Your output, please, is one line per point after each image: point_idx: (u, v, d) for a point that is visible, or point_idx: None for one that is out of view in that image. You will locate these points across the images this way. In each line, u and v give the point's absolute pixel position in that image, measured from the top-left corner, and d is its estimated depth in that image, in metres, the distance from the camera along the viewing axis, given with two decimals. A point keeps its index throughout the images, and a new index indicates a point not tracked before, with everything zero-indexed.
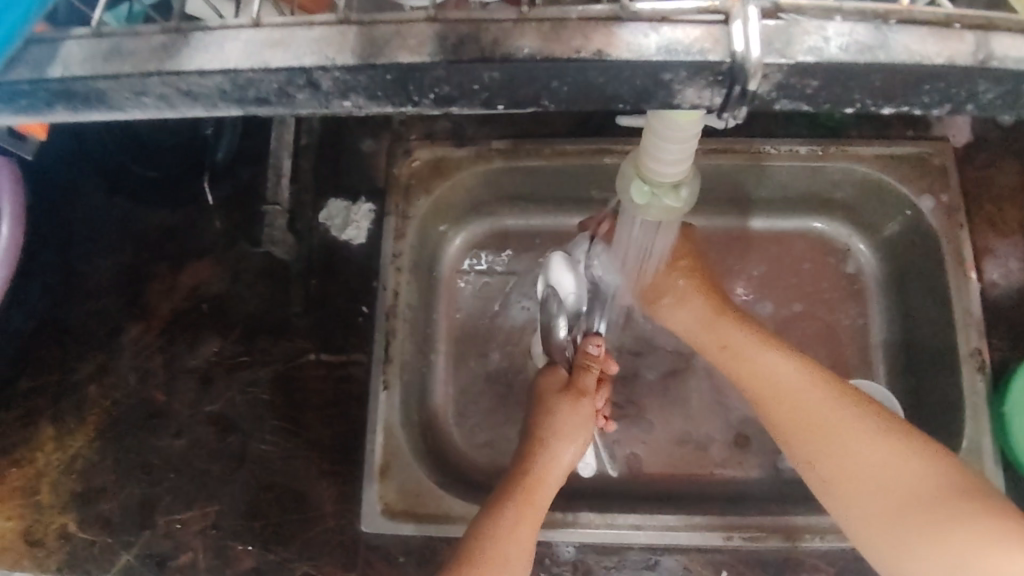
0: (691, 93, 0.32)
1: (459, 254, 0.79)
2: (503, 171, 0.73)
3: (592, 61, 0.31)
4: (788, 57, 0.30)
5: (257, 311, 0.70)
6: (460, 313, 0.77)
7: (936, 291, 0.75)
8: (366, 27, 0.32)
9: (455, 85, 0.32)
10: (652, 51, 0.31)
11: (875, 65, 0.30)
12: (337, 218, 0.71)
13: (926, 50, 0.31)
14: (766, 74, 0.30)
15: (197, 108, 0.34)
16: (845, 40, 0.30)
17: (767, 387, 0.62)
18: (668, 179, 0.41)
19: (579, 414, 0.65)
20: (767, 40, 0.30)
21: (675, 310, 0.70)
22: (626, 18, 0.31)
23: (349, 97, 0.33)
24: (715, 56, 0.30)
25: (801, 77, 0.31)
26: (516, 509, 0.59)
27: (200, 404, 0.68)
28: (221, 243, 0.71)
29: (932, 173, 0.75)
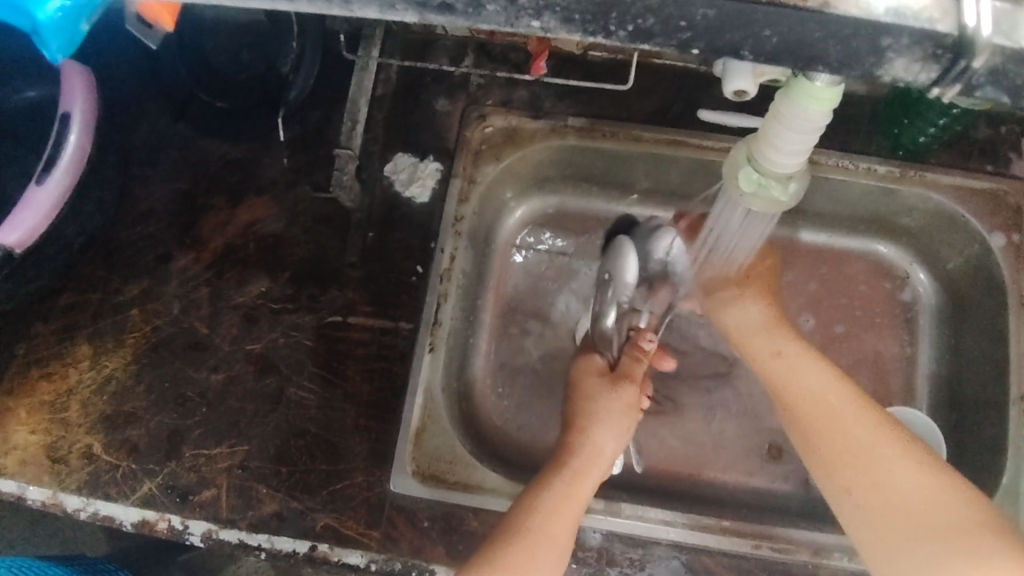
0: (901, 64, 0.30)
1: (517, 227, 0.78)
2: (576, 148, 0.72)
3: (812, 16, 0.29)
4: (1016, 40, 0.28)
5: (310, 256, 0.69)
6: (509, 287, 0.77)
7: (995, 329, 0.73)
8: None
9: (661, 19, 0.30)
10: (880, 12, 0.28)
11: None
12: (403, 173, 0.70)
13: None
14: (990, 56, 0.28)
15: (371, 7, 0.31)
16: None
17: (808, 401, 0.60)
18: (783, 169, 0.40)
19: (621, 401, 0.65)
20: (997, 20, 0.28)
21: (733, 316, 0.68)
22: None
23: (542, 17, 0.30)
24: (943, 27, 0.28)
25: (1019, 64, 0.28)
26: (557, 494, 0.57)
27: (242, 341, 0.67)
28: (283, 183, 0.70)
29: (1006, 211, 0.73)
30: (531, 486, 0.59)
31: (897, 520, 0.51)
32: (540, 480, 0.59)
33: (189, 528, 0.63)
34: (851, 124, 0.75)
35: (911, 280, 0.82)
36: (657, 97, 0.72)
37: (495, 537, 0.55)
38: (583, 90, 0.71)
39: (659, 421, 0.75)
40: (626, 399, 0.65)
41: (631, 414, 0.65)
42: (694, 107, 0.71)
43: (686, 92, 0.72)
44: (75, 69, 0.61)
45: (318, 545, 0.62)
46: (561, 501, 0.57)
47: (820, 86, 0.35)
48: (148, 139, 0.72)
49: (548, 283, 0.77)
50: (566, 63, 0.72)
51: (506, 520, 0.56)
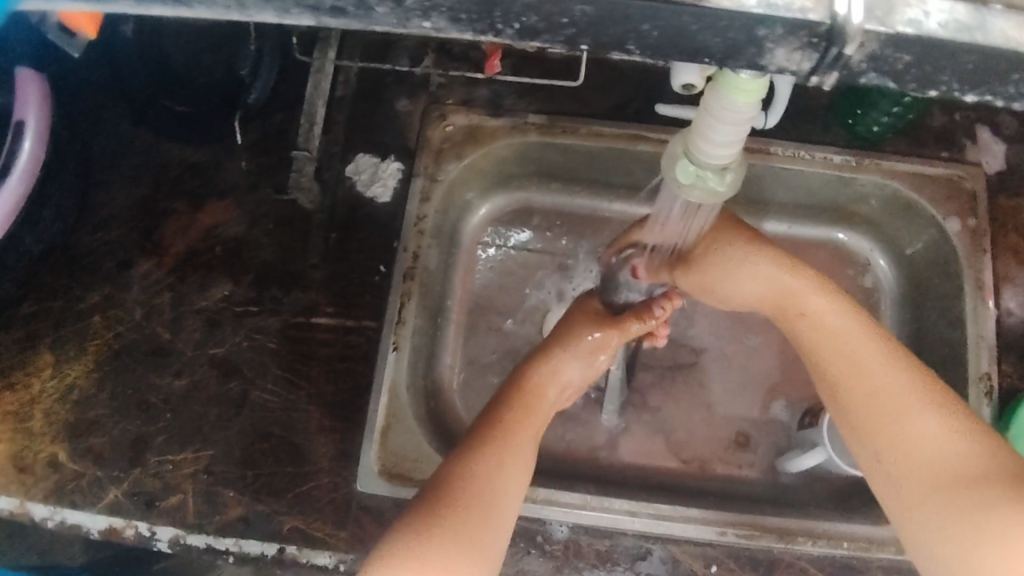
0: (782, 54, 0.30)
1: (482, 225, 0.78)
2: (536, 146, 0.72)
3: (687, 7, 0.28)
4: (886, 26, 0.28)
5: (272, 259, 0.69)
6: (475, 285, 0.77)
7: (950, 312, 0.75)
8: None
9: (544, 16, 0.30)
10: (752, 3, 0.28)
11: (971, 46, 0.28)
12: (364, 173, 0.70)
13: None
14: (863, 42, 0.28)
15: (269, 13, 0.30)
16: (946, 17, 0.28)
17: (821, 337, 0.57)
18: (717, 161, 0.41)
19: (599, 340, 0.64)
20: (871, 6, 0.28)
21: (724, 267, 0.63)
22: None
23: (431, 18, 0.30)
24: (815, 16, 0.28)
25: (895, 49, 0.29)
26: (509, 435, 0.57)
27: (205, 346, 0.67)
28: (244, 186, 0.71)
29: (962, 196, 0.75)
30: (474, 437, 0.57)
31: (918, 488, 0.49)
32: (497, 412, 0.59)
33: (156, 534, 0.63)
34: (806, 116, 0.76)
35: (873, 267, 0.83)
36: (618, 93, 0.73)
37: (438, 476, 0.54)
38: (543, 87, 0.72)
39: (626, 412, 0.76)
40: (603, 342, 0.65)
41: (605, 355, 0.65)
42: (652, 102, 0.72)
43: (644, 87, 0.73)
44: (30, 76, 0.61)
45: (286, 547, 0.62)
46: (511, 429, 0.57)
47: (745, 77, 0.35)
48: (108, 147, 0.72)
49: (513, 279, 0.78)
50: (524, 61, 0.73)
51: (458, 452, 0.56)
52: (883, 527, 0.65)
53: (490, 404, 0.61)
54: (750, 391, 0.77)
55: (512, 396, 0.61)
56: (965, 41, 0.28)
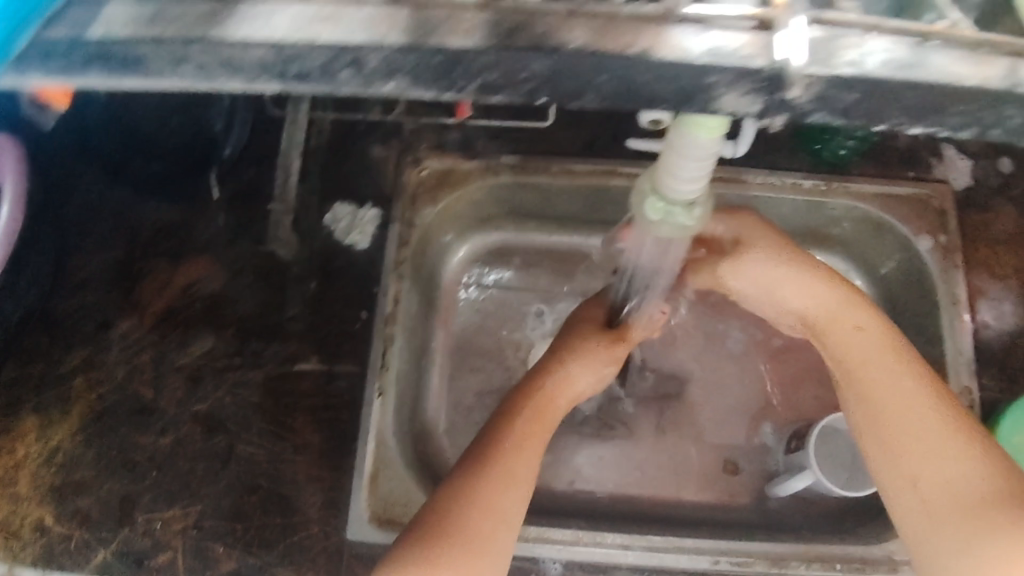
0: (732, 99, 0.30)
1: (461, 267, 0.79)
2: (510, 185, 0.73)
3: (638, 60, 0.29)
4: (828, 70, 0.29)
5: (252, 313, 0.69)
6: (458, 326, 0.78)
7: (927, 328, 0.76)
8: (417, 9, 0.30)
9: (503, 73, 0.30)
10: (699, 54, 0.29)
11: (910, 83, 0.30)
12: (343, 222, 0.71)
13: (962, 74, 0.30)
14: (808, 84, 0.30)
15: (236, 81, 0.31)
16: (886, 57, 0.29)
17: (851, 356, 0.58)
18: (686, 197, 0.42)
19: (610, 353, 0.63)
20: (812, 50, 0.29)
21: (770, 283, 0.62)
22: (677, 19, 0.30)
23: (393, 79, 0.31)
24: (760, 63, 0.29)
25: (840, 89, 0.30)
26: (512, 448, 0.57)
27: (188, 403, 0.67)
28: (221, 241, 0.71)
29: (930, 214, 0.77)
30: (470, 464, 0.56)
31: (945, 507, 0.50)
32: (505, 422, 0.59)
33: None
34: (774, 143, 0.78)
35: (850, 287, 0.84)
36: (587, 130, 0.74)
37: (427, 511, 0.54)
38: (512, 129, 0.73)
39: (614, 445, 0.76)
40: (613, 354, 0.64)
41: (615, 366, 0.64)
42: (623, 137, 0.74)
43: (613, 122, 0.74)
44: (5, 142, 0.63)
45: None
46: (516, 442, 0.57)
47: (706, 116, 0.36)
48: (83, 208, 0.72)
49: (495, 318, 0.78)
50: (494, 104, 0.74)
51: (460, 470, 0.56)
52: (875, 546, 0.66)
53: (499, 410, 0.61)
54: (736, 417, 0.77)
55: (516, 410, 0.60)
56: (906, 79, 0.29)
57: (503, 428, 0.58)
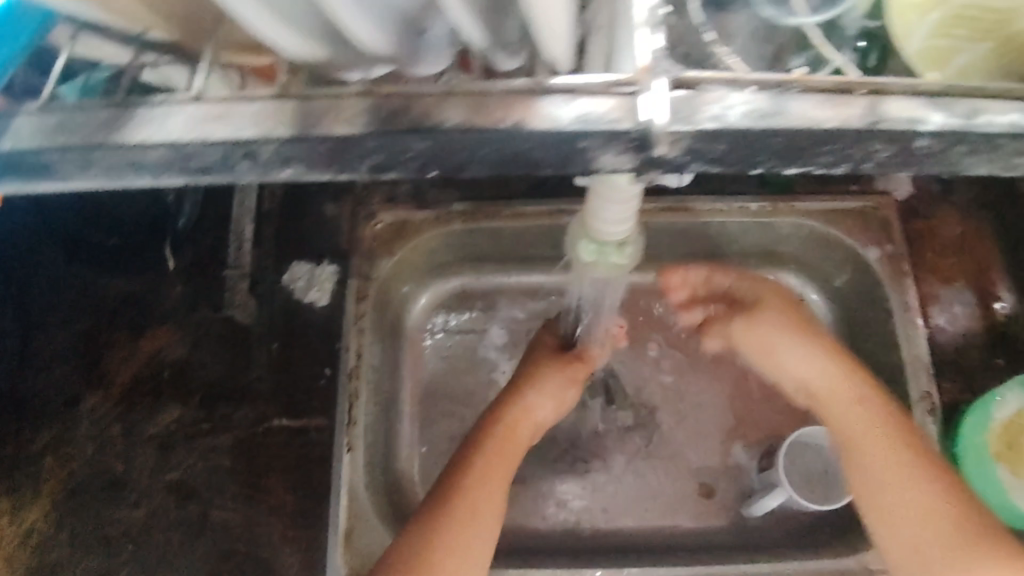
0: (608, 158, 0.32)
1: (424, 314, 0.80)
2: (462, 232, 0.75)
3: (510, 130, 0.31)
4: (695, 125, 0.31)
5: (217, 378, 0.70)
6: (425, 372, 0.79)
7: (884, 337, 0.78)
8: (303, 101, 0.32)
9: (389, 154, 0.32)
10: (567, 122, 0.31)
11: (772, 131, 0.31)
12: (302, 279, 0.72)
13: (824, 115, 0.32)
14: (675, 140, 0.31)
15: (143, 177, 0.33)
16: (747, 108, 0.31)
17: (862, 439, 0.62)
18: (615, 238, 0.43)
19: (565, 375, 0.68)
20: (674, 109, 0.31)
21: (770, 349, 0.67)
22: (543, 91, 0.32)
23: (289, 166, 0.33)
24: (625, 125, 0.31)
25: (710, 142, 0.31)
26: (478, 486, 0.61)
27: (159, 472, 0.67)
28: (181, 309, 0.72)
29: (875, 225, 0.79)
30: (432, 505, 0.60)
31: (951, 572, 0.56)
32: (468, 458, 0.63)
33: None
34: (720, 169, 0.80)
35: (809, 302, 0.86)
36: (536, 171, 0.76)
37: (398, 549, 0.57)
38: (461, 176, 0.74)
39: (589, 478, 0.77)
40: (575, 373, 0.69)
41: (574, 388, 0.69)
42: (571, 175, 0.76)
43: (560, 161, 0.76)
44: None
45: None
46: (480, 480, 0.61)
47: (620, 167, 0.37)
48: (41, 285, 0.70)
49: (462, 362, 0.79)
50: None
51: (427, 506, 0.60)
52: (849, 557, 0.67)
53: (464, 443, 0.65)
54: (707, 439, 0.78)
55: (484, 444, 0.64)
56: (772, 126, 0.31)
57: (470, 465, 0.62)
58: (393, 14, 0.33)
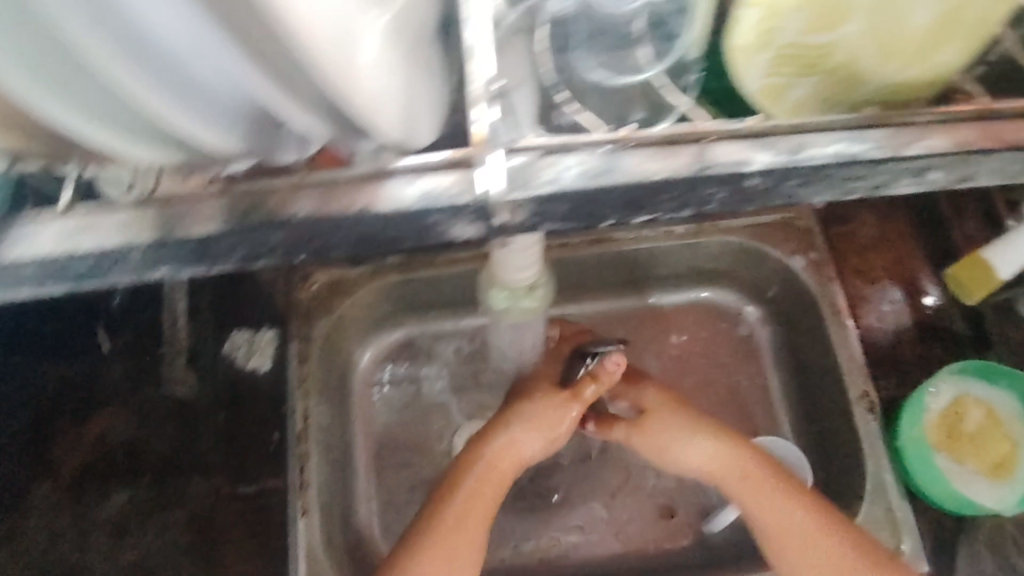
0: (459, 229, 0.35)
1: (370, 368, 0.81)
2: (399, 283, 0.77)
3: (365, 213, 0.34)
4: (531, 191, 0.34)
5: (170, 454, 0.65)
6: (377, 426, 0.79)
7: (818, 342, 0.81)
8: (164, 206, 0.34)
9: (252, 247, 0.35)
10: (412, 200, 0.34)
11: (606, 187, 0.34)
12: (241, 348, 0.72)
13: (653, 167, 0.34)
14: (513, 206, 0.34)
15: (21, 289, 0.34)
16: (579, 169, 0.34)
17: (770, 516, 0.66)
18: (524, 284, 0.45)
19: (556, 415, 0.68)
20: (510, 178, 0.34)
21: (666, 444, 0.71)
22: (391, 174, 0.35)
23: (159, 268, 0.35)
24: (464, 199, 0.34)
25: (549, 204, 0.34)
26: (455, 524, 0.63)
27: (113, 560, 0.60)
28: (123, 387, 0.65)
29: (797, 234, 0.82)
30: (405, 544, 0.63)
31: None
32: (461, 481, 0.65)
33: None
34: None
35: (746, 315, 0.88)
36: None
37: None
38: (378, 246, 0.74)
39: (549, 514, 0.78)
40: (565, 417, 0.68)
41: (564, 429, 0.68)
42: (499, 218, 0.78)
43: None
44: None
45: None
46: (469, 510, 0.64)
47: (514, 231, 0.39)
48: None
49: (412, 412, 0.80)
50: None
51: (402, 545, 0.63)
52: None
53: (461, 457, 0.67)
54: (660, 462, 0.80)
55: (460, 479, 0.66)
56: (605, 182, 0.34)
57: (445, 503, 0.64)
58: (253, 117, 0.33)
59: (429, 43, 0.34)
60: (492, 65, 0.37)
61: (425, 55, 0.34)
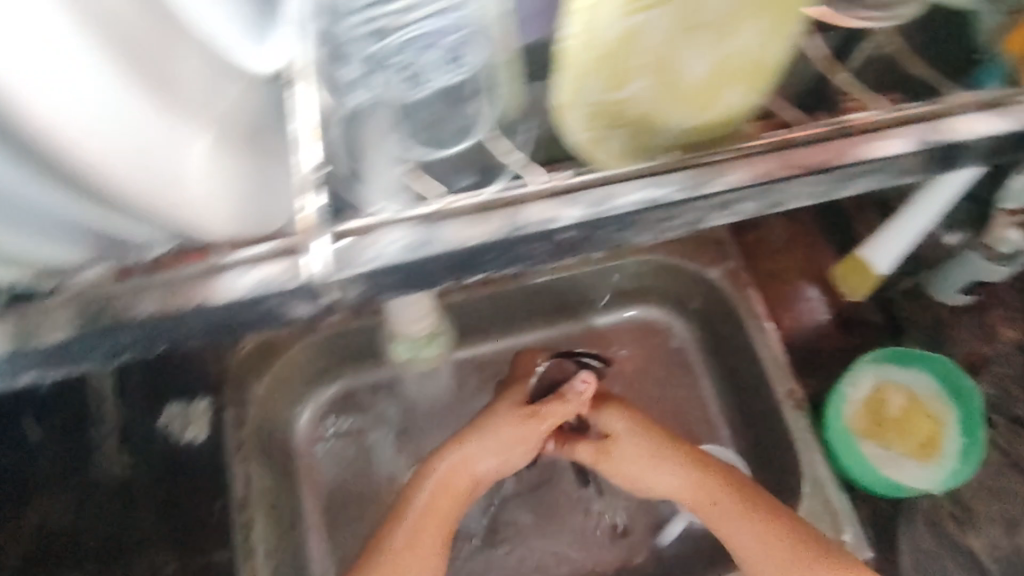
0: (298, 309, 0.37)
1: (310, 425, 0.82)
2: (330, 336, 0.79)
3: (203, 306, 0.36)
4: (356, 268, 0.36)
5: (108, 536, 0.66)
6: (324, 482, 0.80)
7: (743, 348, 0.84)
8: (19, 319, 0.36)
9: (108, 348, 0.37)
10: (246, 290, 0.36)
11: (425, 257, 0.37)
12: (177, 421, 0.71)
13: (467, 236, 0.37)
14: (343, 284, 0.36)
15: None
16: (400, 244, 0.37)
17: (742, 535, 0.67)
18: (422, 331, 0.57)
19: (512, 431, 0.70)
20: (334, 259, 0.36)
21: (639, 473, 0.72)
22: (229, 266, 0.37)
23: (22, 375, 0.37)
24: (290, 284, 0.36)
25: (378, 277, 0.37)
26: (406, 547, 0.66)
27: None
28: (57, 475, 0.66)
29: (710, 246, 0.85)
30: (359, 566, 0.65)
31: None
32: (414, 498, 0.68)
33: None
34: None
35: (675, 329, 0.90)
36: None
37: None
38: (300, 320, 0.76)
39: (505, 548, 0.79)
40: (525, 434, 0.71)
41: (517, 446, 0.71)
42: None
43: None
44: None
45: None
46: (423, 529, 0.67)
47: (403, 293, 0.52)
48: None
49: (357, 463, 0.81)
50: None
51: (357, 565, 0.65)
52: None
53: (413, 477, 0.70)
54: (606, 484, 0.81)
55: (413, 499, 0.68)
56: (424, 254, 0.37)
57: (396, 524, 0.67)
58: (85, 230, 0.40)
59: (242, 141, 0.43)
60: (315, 158, 0.41)
61: (236, 151, 0.42)
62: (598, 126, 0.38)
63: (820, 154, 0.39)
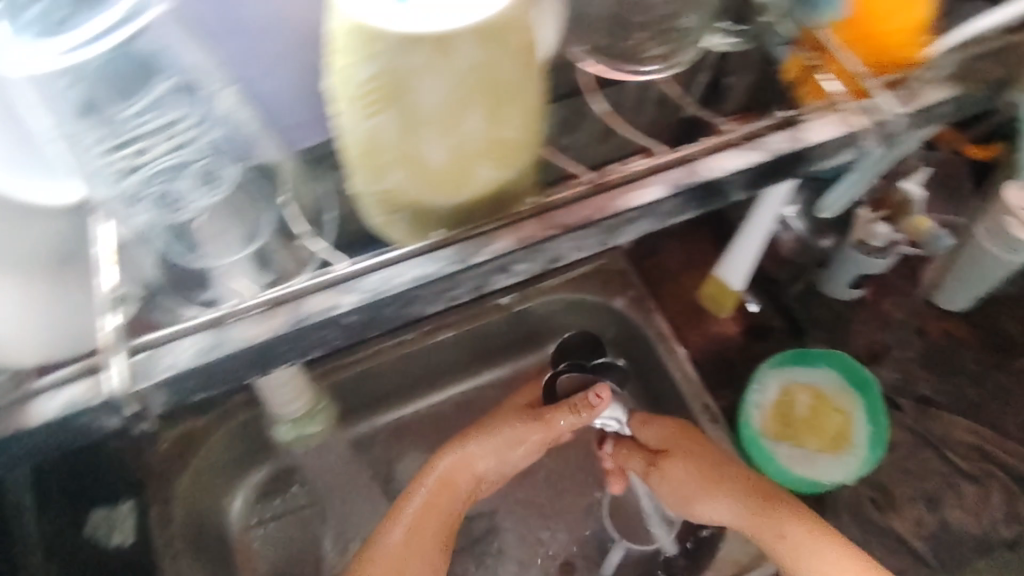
0: (107, 422, 0.36)
1: (243, 512, 0.83)
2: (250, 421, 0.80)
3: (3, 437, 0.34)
4: (153, 378, 0.35)
5: None
6: (263, 566, 0.81)
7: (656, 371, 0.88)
8: None
9: None
10: (53, 413, 0.35)
11: (220, 359, 0.37)
12: (102, 525, 0.68)
13: (255, 332, 0.37)
14: (145, 394, 0.36)
15: None
16: (192, 351, 0.37)
17: (778, 543, 0.67)
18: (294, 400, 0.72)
19: (512, 433, 0.73)
20: (132, 372, 0.36)
21: (684, 491, 0.73)
22: (32, 394, 0.35)
23: None
24: (96, 399, 0.35)
25: (181, 384, 0.36)
26: (404, 545, 0.68)
27: None
28: None
29: (611, 278, 0.89)
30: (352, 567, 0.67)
31: None
32: (413, 496, 0.70)
33: None
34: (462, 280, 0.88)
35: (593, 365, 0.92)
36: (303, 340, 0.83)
37: None
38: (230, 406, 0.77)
39: None
40: (525, 434, 0.73)
41: (519, 448, 0.73)
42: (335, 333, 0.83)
43: None
44: None
45: None
46: (420, 528, 0.70)
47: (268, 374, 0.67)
48: None
49: (295, 543, 0.83)
50: None
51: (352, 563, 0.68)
52: None
53: (415, 475, 0.72)
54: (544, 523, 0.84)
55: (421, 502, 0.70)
56: (217, 356, 0.37)
57: (394, 524, 0.69)
58: None
59: (47, 272, 0.42)
60: (112, 279, 0.40)
61: (38, 280, 0.42)
62: (384, 212, 0.41)
63: (581, 209, 0.40)
